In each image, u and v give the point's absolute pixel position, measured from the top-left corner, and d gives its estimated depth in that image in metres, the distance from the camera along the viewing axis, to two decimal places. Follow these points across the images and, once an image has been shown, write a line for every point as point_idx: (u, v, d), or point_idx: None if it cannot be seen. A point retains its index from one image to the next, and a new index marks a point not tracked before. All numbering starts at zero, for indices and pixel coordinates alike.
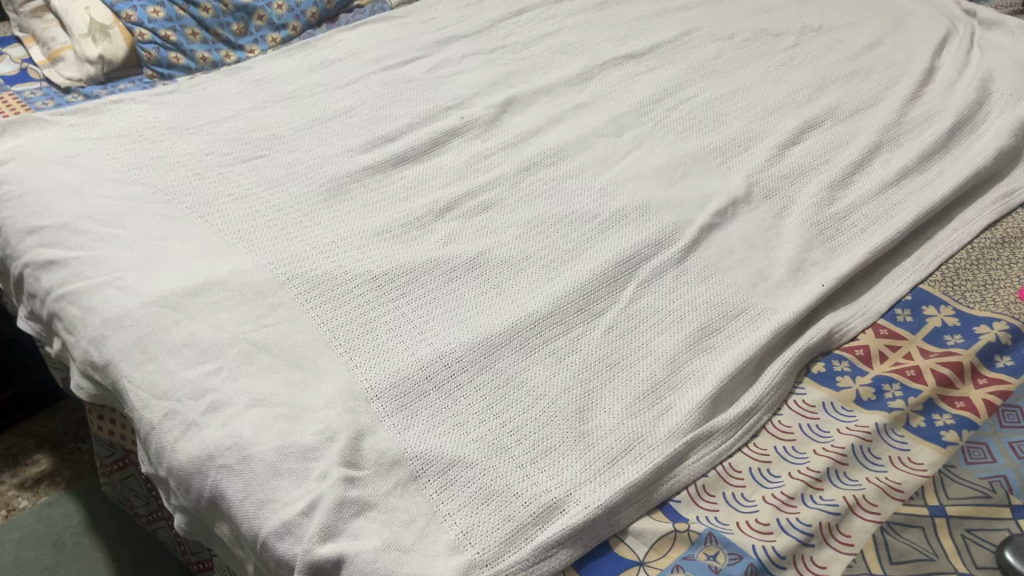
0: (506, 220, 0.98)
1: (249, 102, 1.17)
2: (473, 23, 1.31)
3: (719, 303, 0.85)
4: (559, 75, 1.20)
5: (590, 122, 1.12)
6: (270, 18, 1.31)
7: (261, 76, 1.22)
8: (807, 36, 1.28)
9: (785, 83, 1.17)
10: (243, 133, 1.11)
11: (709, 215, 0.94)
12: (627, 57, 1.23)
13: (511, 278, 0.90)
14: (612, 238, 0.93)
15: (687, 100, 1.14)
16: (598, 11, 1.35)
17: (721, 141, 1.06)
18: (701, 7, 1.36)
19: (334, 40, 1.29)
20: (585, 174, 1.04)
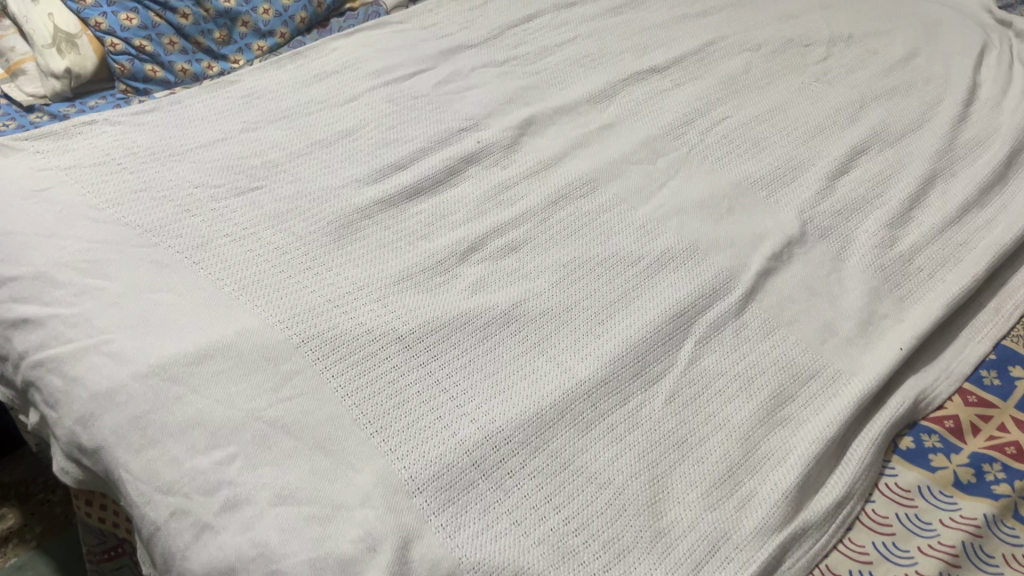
0: (539, 262, 0.89)
1: (239, 122, 1.05)
2: (480, 31, 1.21)
3: (788, 365, 0.77)
4: (580, 91, 1.10)
5: (619, 147, 1.02)
6: (256, 24, 1.18)
7: (251, 92, 1.10)
8: (839, 46, 1.20)
9: (824, 101, 1.09)
10: (235, 159, 1.00)
11: (765, 259, 0.86)
12: (650, 70, 1.14)
13: (553, 333, 0.80)
14: (661, 286, 0.84)
15: (721, 121, 1.06)
16: (613, 16, 1.25)
17: (765, 169, 0.98)
18: (722, 13, 1.27)
19: (327, 49, 1.18)
20: (620, 207, 0.95)
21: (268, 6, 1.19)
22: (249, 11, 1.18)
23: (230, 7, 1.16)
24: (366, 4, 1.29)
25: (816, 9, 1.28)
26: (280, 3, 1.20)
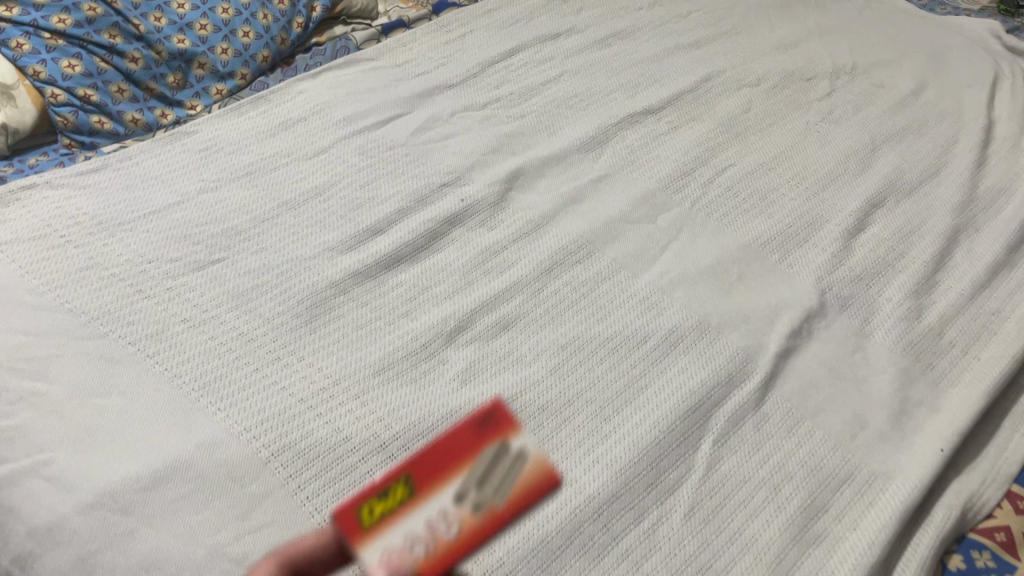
0: (534, 343, 0.80)
1: (196, 182, 0.95)
2: (458, 68, 1.12)
3: (817, 467, 0.70)
4: (570, 138, 1.02)
5: (616, 202, 0.94)
6: (213, 65, 1.08)
7: (209, 145, 1.00)
8: (843, 79, 1.12)
9: (832, 144, 1.01)
10: (193, 226, 0.90)
11: (784, 338, 0.78)
12: (645, 111, 1.05)
13: (555, 433, 0.71)
14: (673, 372, 0.76)
15: (724, 169, 0.97)
16: (600, 48, 1.17)
17: (776, 228, 0.90)
18: (716, 42, 1.19)
19: (293, 92, 1.08)
20: (620, 274, 0.86)
21: (226, 45, 1.09)
22: (206, 52, 1.07)
23: (185, 49, 1.05)
24: (334, 38, 1.19)
25: (814, 37, 1.21)
26: (240, 41, 1.10)
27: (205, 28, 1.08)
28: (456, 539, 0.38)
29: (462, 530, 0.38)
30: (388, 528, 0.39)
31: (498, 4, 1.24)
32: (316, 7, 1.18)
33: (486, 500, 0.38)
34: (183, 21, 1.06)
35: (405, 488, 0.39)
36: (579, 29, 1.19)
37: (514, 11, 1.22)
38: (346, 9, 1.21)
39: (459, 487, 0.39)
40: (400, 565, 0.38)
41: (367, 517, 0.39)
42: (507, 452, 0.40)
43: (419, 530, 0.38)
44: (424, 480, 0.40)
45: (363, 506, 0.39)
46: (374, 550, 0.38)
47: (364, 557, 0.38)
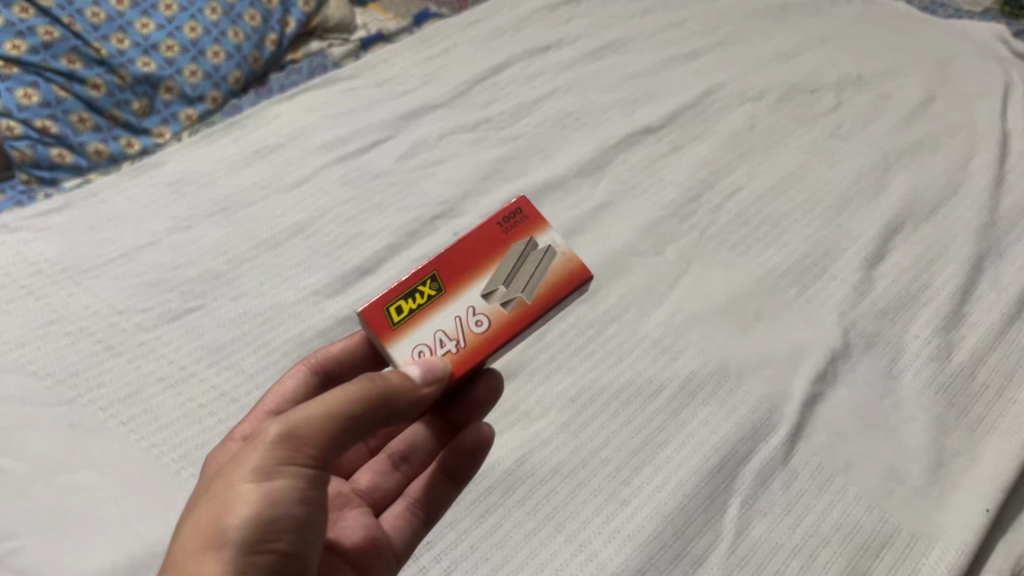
0: (540, 395, 0.74)
1: (166, 219, 0.88)
2: (443, 86, 1.05)
3: (854, 529, 0.65)
4: (567, 161, 0.96)
5: (620, 232, 0.88)
6: (182, 89, 1.01)
7: (180, 177, 0.93)
8: (849, 91, 1.07)
9: (843, 164, 0.96)
10: (165, 271, 0.83)
11: (808, 384, 0.73)
12: (644, 130, 0.99)
13: (570, 501, 0.66)
14: (692, 427, 0.71)
15: (732, 193, 0.92)
16: (593, 61, 1.11)
17: (791, 259, 0.84)
18: (714, 52, 1.13)
19: (269, 116, 1.01)
20: (628, 314, 0.80)
21: (195, 67, 1.02)
22: (174, 75, 1.00)
23: (151, 73, 0.98)
24: (310, 53, 1.12)
25: (815, 45, 1.15)
26: (210, 62, 1.03)
27: (172, 49, 1.00)
28: (487, 327, 0.59)
29: (491, 322, 0.59)
30: (430, 321, 0.59)
31: (484, 15, 1.17)
32: (290, 23, 1.11)
33: (513, 295, 0.60)
34: (148, 42, 0.99)
35: (439, 280, 0.60)
36: (570, 39, 1.13)
37: (500, 21, 1.16)
38: (322, 23, 1.13)
39: (487, 285, 0.60)
40: (442, 345, 0.58)
41: (409, 299, 0.60)
42: (533, 245, 0.62)
43: (461, 313, 0.60)
44: (453, 279, 0.60)
45: (398, 308, 0.59)
46: (418, 337, 0.59)
47: (403, 346, 0.58)
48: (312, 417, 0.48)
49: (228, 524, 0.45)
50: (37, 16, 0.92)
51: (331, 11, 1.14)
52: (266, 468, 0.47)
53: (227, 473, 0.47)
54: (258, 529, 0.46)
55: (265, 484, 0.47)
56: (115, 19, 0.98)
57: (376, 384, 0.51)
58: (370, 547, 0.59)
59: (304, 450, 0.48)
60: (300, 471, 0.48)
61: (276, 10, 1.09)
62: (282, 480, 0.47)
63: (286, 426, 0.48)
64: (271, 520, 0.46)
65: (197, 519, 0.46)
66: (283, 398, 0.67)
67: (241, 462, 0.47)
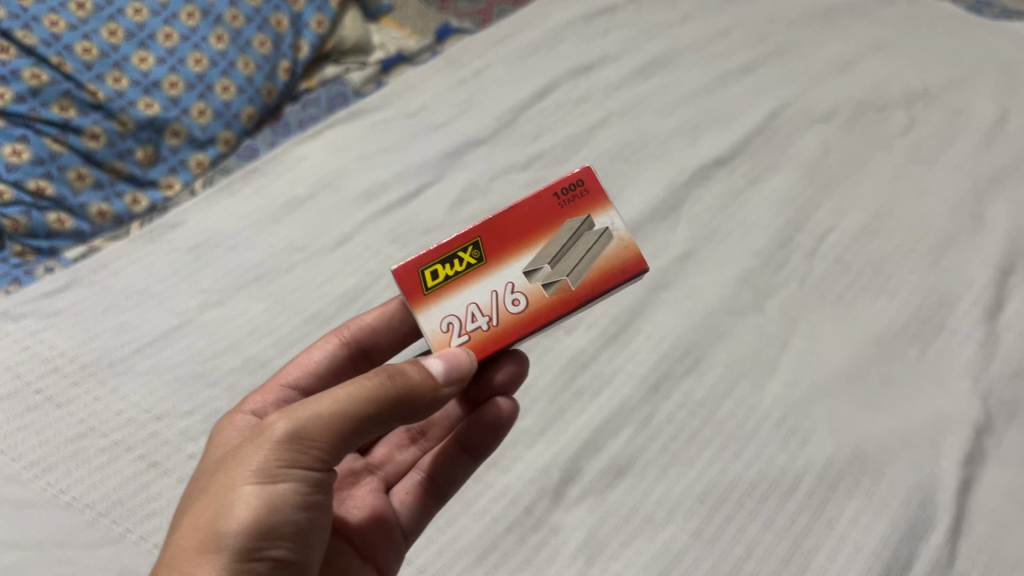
0: (661, 495, 0.65)
1: (194, 295, 0.77)
2: (484, 117, 0.94)
3: None
4: (637, 202, 0.86)
5: (711, 286, 0.79)
6: (190, 132, 0.88)
7: (204, 239, 0.81)
8: (918, 107, 0.99)
9: (933, 194, 0.88)
10: (203, 360, 0.71)
11: (959, 467, 0.65)
12: (714, 162, 0.90)
13: None
14: (842, 528, 0.63)
15: (824, 234, 0.83)
16: (643, 79, 1.01)
17: (905, 312, 0.76)
18: (769, 65, 1.04)
19: (293, 159, 0.89)
20: (739, 387, 0.72)
21: (203, 105, 0.88)
22: (181, 117, 0.87)
23: (154, 116, 0.85)
24: (325, 80, 1.00)
25: (870, 53, 1.07)
26: (219, 99, 0.90)
27: (176, 86, 0.87)
28: (518, 310, 0.55)
29: (527, 303, 0.55)
30: (463, 291, 0.55)
31: (513, 29, 1.06)
32: (303, 47, 0.98)
33: (556, 277, 0.55)
34: (149, 79, 0.85)
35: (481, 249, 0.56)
36: (613, 55, 1.03)
37: (533, 36, 1.05)
38: (337, 46, 1.02)
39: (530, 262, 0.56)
40: (473, 320, 0.55)
41: (447, 266, 0.56)
42: (586, 226, 0.56)
43: (499, 288, 0.55)
44: (496, 250, 0.56)
45: (429, 270, 0.55)
46: (449, 307, 0.55)
47: (432, 315, 0.55)
48: (325, 421, 0.45)
49: (227, 528, 0.42)
50: (20, 56, 0.78)
51: (347, 32, 1.02)
52: (271, 469, 0.44)
53: (230, 469, 0.44)
54: (257, 533, 0.42)
55: (269, 485, 0.43)
56: (109, 54, 0.83)
57: (394, 386, 0.47)
58: (378, 521, 0.59)
59: (311, 451, 0.45)
60: (305, 474, 0.45)
61: (287, 33, 0.96)
62: (287, 482, 0.44)
63: (295, 425, 0.44)
64: (271, 523, 0.43)
65: (196, 517, 0.43)
66: (306, 370, 0.62)
67: (243, 460, 0.44)
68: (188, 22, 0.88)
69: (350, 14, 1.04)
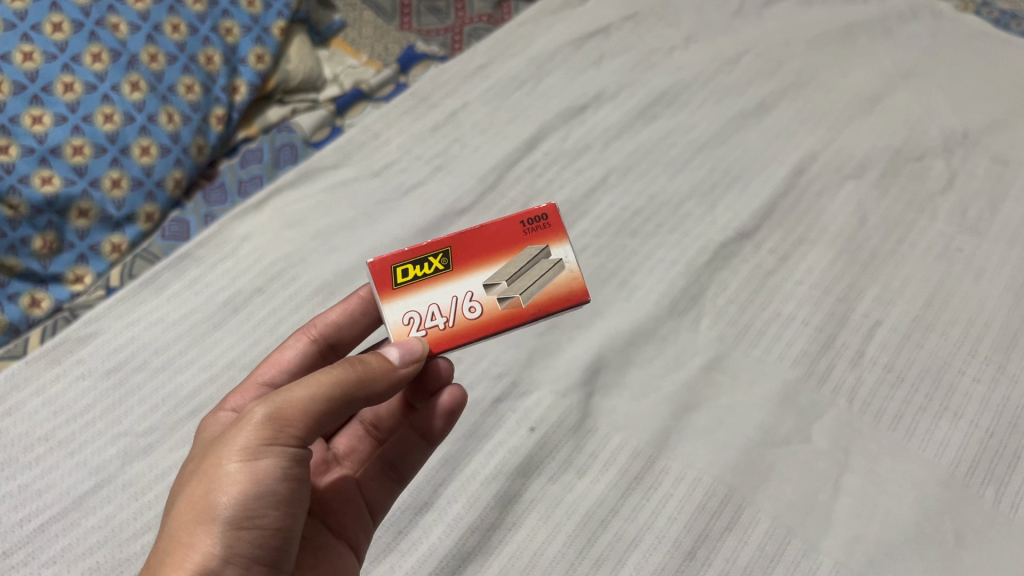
0: None
1: (113, 441, 0.61)
2: (462, 179, 0.79)
3: None
4: (651, 295, 0.73)
5: (747, 408, 0.66)
6: (101, 209, 0.70)
7: (125, 356, 0.65)
8: (959, 153, 0.86)
9: (989, 274, 0.76)
10: (128, 540, 0.56)
11: None
12: (738, 235, 0.77)
13: None
14: None
15: (870, 332, 0.71)
16: (645, 124, 0.86)
17: (973, 441, 0.65)
18: (788, 101, 0.90)
19: (232, 238, 0.73)
20: (791, 549, 0.59)
21: (118, 173, 0.71)
22: (90, 190, 0.69)
23: (54, 193, 0.67)
24: (268, 127, 0.84)
25: (899, 81, 0.93)
26: (138, 164, 0.72)
27: (81, 151, 0.68)
28: (477, 318, 0.47)
29: (485, 312, 0.47)
30: (426, 290, 0.47)
31: (491, 56, 0.90)
32: (240, 88, 0.81)
33: (514, 292, 0.47)
34: (45, 146, 0.67)
35: (449, 255, 0.47)
36: (611, 91, 0.88)
37: (514, 66, 0.89)
38: (281, 84, 0.85)
39: (493, 274, 0.47)
40: (432, 320, 0.46)
41: (416, 266, 0.47)
42: (545, 254, 0.48)
43: (459, 295, 0.47)
44: (465, 257, 0.48)
45: (399, 264, 0.47)
46: (412, 302, 0.47)
47: (393, 309, 0.46)
48: (303, 400, 0.40)
49: (217, 504, 0.38)
50: None
51: (292, 67, 0.86)
52: (253, 445, 0.39)
53: (213, 450, 0.40)
54: (245, 507, 0.38)
55: (250, 463, 0.38)
56: None
57: (360, 370, 0.42)
58: (341, 500, 0.53)
59: (294, 432, 0.40)
60: (289, 453, 0.40)
61: (218, 72, 0.79)
62: (270, 457, 0.39)
63: (272, 407, 0.39)
64: (260, 499, 0.38)
65: (185, 499, 0.39)
66: (280, 370, 0.54)
67: (225, 441, 0.39)
68: (94, 66, 0.70)
69: (294, 43, 0.87)
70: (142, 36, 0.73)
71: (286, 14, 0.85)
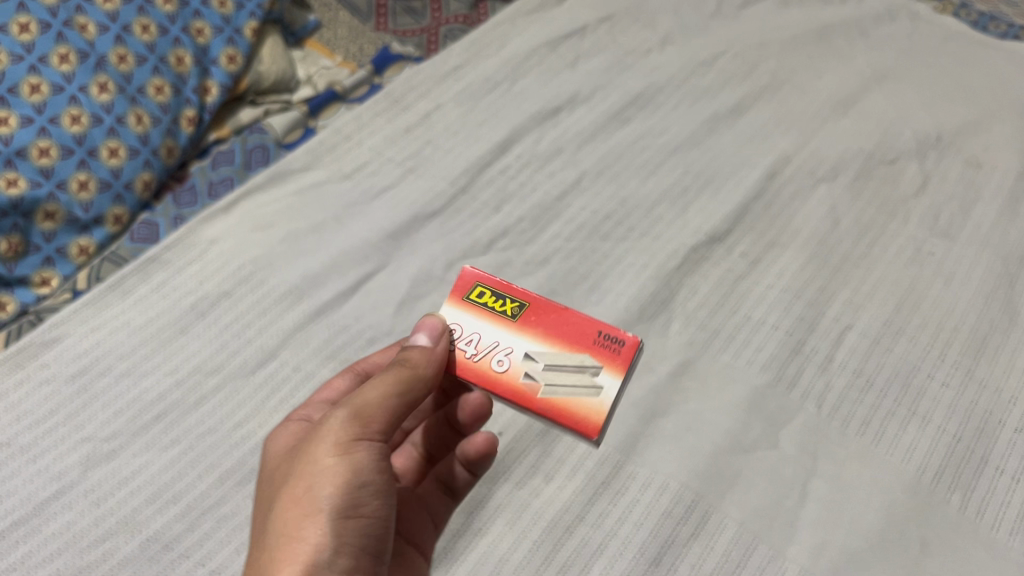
0: None
1: (75, 447, 0.60)
2: (435, 182, 0.79)
3: None
4: (622, 298, 0.73)
5: (715, 413, 0.66)
6: (68, 211, 0.69)
7: (90, 359, 0.65)
8: (932, 156, 0.86)
9: (960, 277, 0.76)
10: (88, 548, 0.56)
11: None
12: (709, 239, 0.77)
13: None
14: None
15: (839, 337, 0.71)
16: (619, 126, 0.86)
17: (940, 446, 0.65)
18: (763, 103, 0.90)
19: (202, 241, 0.72)
20: (756, 555, 0.59)
21: (85, 175, 0.70)
22: (56, 193, 0.68)
23: (20, 195, 0.66)
24: (240, 128, 0.84)
25: (874, 82, 0.93)
26: (106, 166, 0.71)
27: (48, 153, 0.68)
28: (497, 370, 0.49)
29: (508, 368, 0.49)
30: (479, 318, 0.51)
31: (465, 58, 0.90)
32: (211, 89, 0.81)
33: (539, 379, 0.49)
34: (11, 147, 0.66)
35: (522, 308, 0.51)
36: (585, 93, 0.88)
37: (488, 68, 0.89)
38: (253, 85, 0.85)
39: (542, 351, 0.50)
40: (465, 344, 0.50)
41: (495, 299, 0.52)
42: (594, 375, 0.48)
43: (500, 342, 0.50)
44: (532, 317, 0.51)
45: (479, 285, 0.52)
46: (464, 319, 0.51)
47: (452, 315, 0.51)
48: (376, 399, 0.44)
49: (323, 498, 0.42)
50: None
51: (264, 68, 0.86)
52: (339, 446, 0.43)
53: (306, 450, 0.44)
54: (345, 495, 0.43)
55: (341, 460, 0.43)
56: None
57: (409, 367, 0.46)
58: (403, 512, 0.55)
59: (372, 427, 0.45)
60: (371, 446, 0.44)
61: (189, 73, 0.79)
62: (361, 449, 0.44)
63: (358, 408, 0.44)
64: (361, 491, 0.44)
65: (287, 496, 0.43)
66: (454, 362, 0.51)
67: (320, 439, 0.44)
68: (62, 67, 0.69)
69: (266, 44, 0.87)
70: (110, 37, 0.73)
71: (259, 14, 0.85)
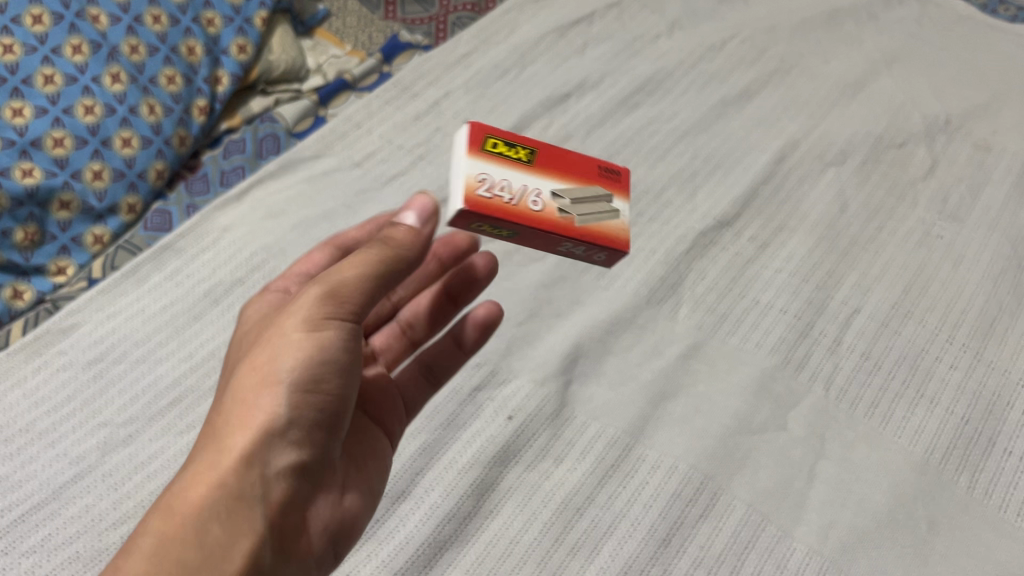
0: None
1: (93, 432, 0.61)
2: (444, 169, 0.80)
3: None
4: (630, 283, 0.73)
5: (723, 396, 0.67)
6: (83, 200, 0.70)
7: (107, 346, 0.66)
8: (941, 140, 0.86)
9: (969, 260, 0.76)
10: (107, 529, 0.57)
11: None
12: (717, 224, 0.78)
13: None
14: None
15: (847, 320, 0.72)
16: (628, 112, 0.86)
17: (948, 428, 0.65)
18: (771, 88, 0.90)
19: (214, 229, 0.73)
20: (764, 536, 0.60)
21: (99, 165, 0.71)
22: (71, 182, 0.69)
23: (35, 185, 0.67)
24: (251, 117, 0.85)
25: (883, 66, 0.93)
26: (120, 155, 0.72)
27: (62, 142, 0.69)
28: (538, 214, 0.45)
29: (545, 211, 0.45)
30: (503, 165, 0.46)
31: (473, 45, 0.90)
32: (222, 78, 0.82)
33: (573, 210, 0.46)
34: (26, 137, 0.67)
35: (536, 155, 0.47)
36: (593, 80, 0.88)
37: (497, 55, 0.90)
38: (264, 74, 0.86)
39: (565, 187, 0.47)
40: (495, 189, 0.45)
41: (507, 148, 0.47)
42: (610, 200, 0.48)
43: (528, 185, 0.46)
44: (548, 161, 0.47)
45: (490, 137, 0.46)
46: (490, 169, 0.45)
47: (472, 164, 0.45)
48: (353, 279, 0.42)
49: (280, 368, 0.41)
50: None
51: (275, 57, 0.86)
52: (307, 322, 0.42)
53: (281, 318, 0.43)
54: (308, 369, 0.41)
55: (308, 334, 0.42)
56: None
57: (390, 251, 0.43)
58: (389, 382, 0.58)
59: (345, 306, 0.42)
60: (342, 326, 0.43)
61: (200, 63, 0.80)
62: (331, 329, 0.42)
63: (329, 285, 0.42)
64: (325, 371, 0.42)
65: (251, 364, 0.43)
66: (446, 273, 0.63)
67: (293, 310, 0.43)
68: (75, 58, 0.70)
69: (276, 33, 0.87)
70: (123, 27, 0.74)
71: (269, 4, 0.86)
